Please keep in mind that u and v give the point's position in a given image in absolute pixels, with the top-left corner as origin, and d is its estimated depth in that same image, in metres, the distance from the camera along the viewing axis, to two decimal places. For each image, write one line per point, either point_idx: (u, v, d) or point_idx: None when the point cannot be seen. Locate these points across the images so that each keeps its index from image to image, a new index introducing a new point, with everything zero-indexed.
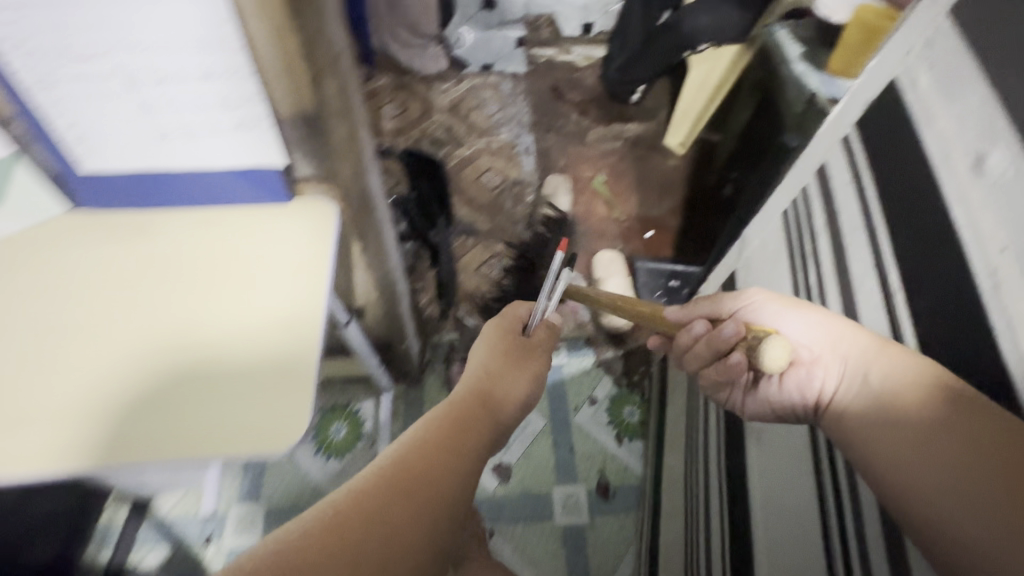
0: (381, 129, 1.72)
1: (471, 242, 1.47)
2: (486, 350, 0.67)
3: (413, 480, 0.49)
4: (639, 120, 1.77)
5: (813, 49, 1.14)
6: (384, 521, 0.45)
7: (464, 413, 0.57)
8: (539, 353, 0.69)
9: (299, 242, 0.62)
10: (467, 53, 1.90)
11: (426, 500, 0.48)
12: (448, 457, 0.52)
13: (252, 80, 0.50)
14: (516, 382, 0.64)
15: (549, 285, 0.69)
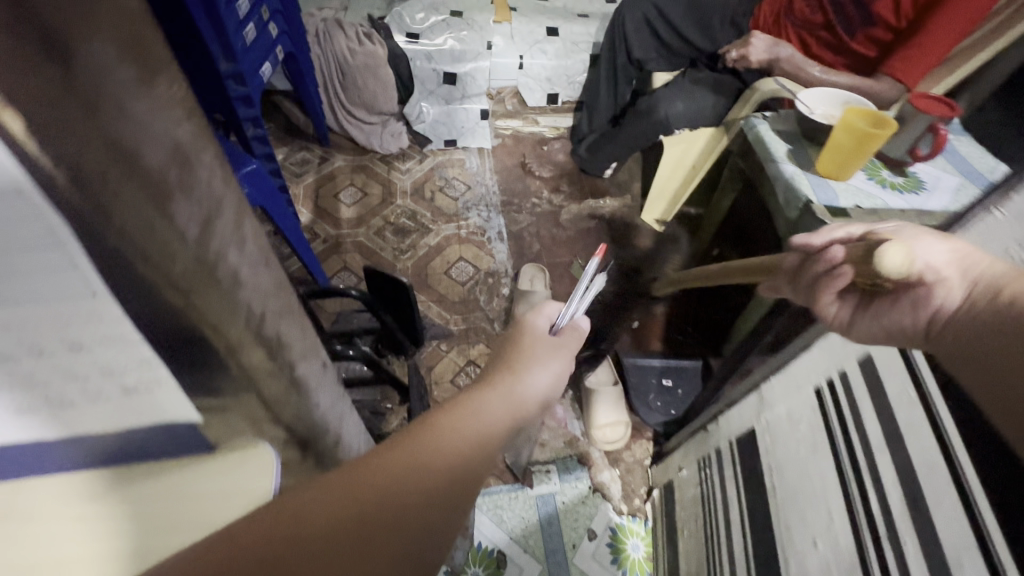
0: (340, 218, 1.58)
1: (444, 347, 1.34)
2: (513, 348, 0.65)
3: (412, 449, 0.42)
4: (614, 195, 1.70)
5: (799, 143, 1.07)
6: (369, 484, 0.38)
7: (480, 411, 0.50)
8: (563, 351, 0.66)
9: (215, 502, 0.45)
10: (429, 128, 1.80)
11: (422, 472, 0.41)
12: (457, 432, 0.46)
13: (144, 351, 0.35)
14: (539, 374, 0.61)
15: (579, 286, 0.74)
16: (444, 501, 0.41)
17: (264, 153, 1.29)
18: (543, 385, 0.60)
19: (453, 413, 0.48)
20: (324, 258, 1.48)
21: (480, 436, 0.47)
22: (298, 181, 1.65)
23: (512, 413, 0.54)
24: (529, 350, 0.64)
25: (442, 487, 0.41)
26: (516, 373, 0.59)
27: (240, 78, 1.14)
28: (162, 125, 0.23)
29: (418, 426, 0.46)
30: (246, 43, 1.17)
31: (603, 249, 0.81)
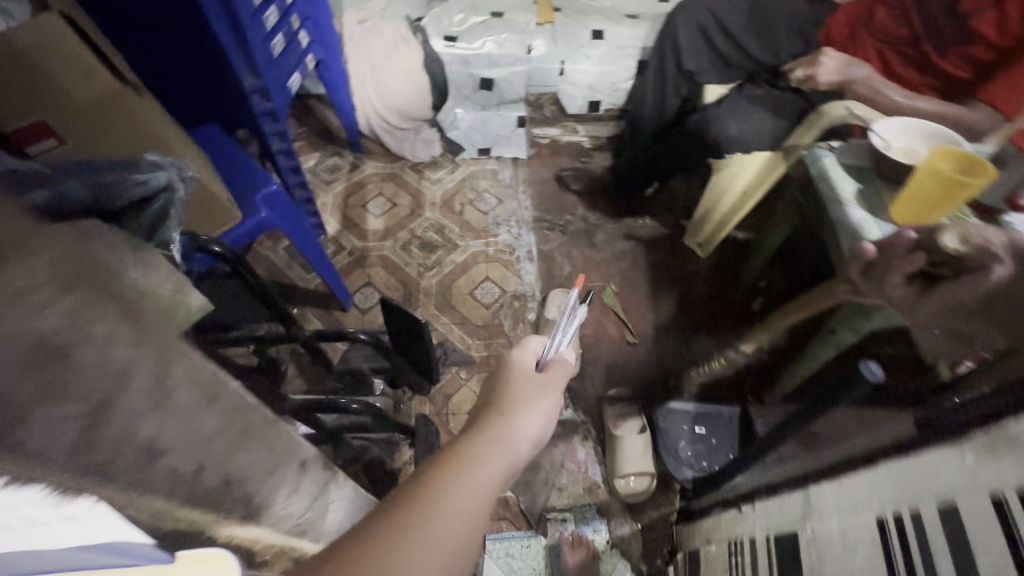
0: (366, 230, 1.54)
1: (463, 374, 1.28)
2: (502, 388, 0.64)
3: (397, 522, 0.43)
4: (653, 214, 1.60)
5: (870, 181, 0.93)
6: (356, 570, 0.39)
7: (478, 442, 0.54)
8: (551, 391, 0.65)
9: None
10: (463, 136, 1.74)
11: (416, 545, 0.42)
12: (446, 494, 0.47)
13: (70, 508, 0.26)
14: (529, 418, 0.60)
15: (565, 319, 0.70)
16: (439, 575, 0.42)
17: (290, 167, 1.26)
18: (534, 428, 0.60)
19: (440, 474, 0.49)
20: (347, 272, 1.45)
21: (471, 492, 0.48)
22: (328, 189, 1.62)
23: (504, 463, 0.53)
24: (517, 390, 0.63)
25: (433, 563, 0.42)
26: (505, 417, 0.59)
27: (264, 93, 1.11)
28: (14, 320, 0.19)
29: (402, 496, 0.46)
30: (274, 56, 1.13)
31: (580, 278, 0.72)
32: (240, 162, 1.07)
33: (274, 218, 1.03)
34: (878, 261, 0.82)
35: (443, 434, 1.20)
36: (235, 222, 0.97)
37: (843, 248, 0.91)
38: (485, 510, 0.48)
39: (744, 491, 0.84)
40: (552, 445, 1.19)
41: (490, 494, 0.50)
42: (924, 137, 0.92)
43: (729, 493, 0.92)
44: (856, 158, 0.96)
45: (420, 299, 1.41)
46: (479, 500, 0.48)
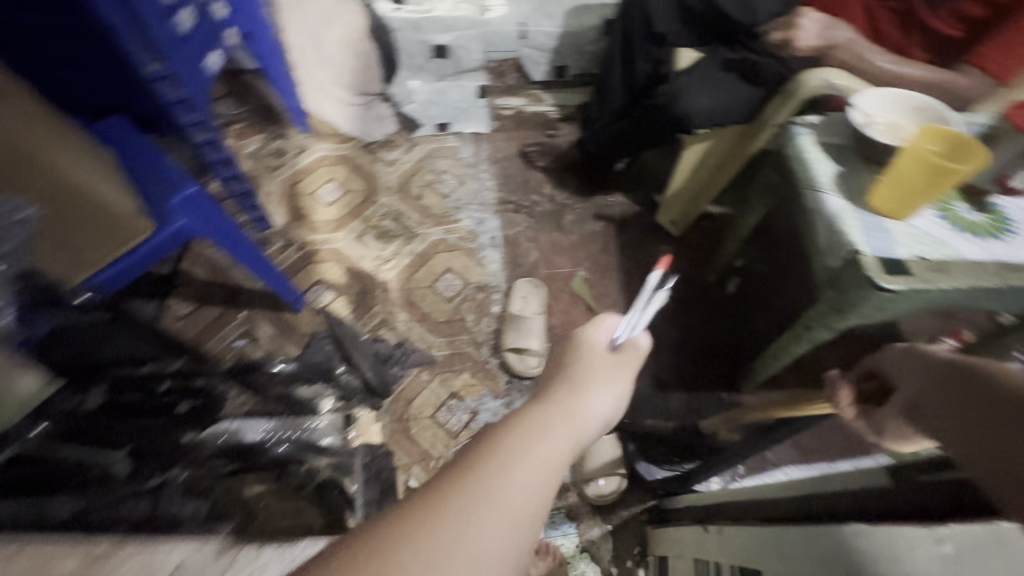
0: (317, 221, 1.43)
1: (425, 376, 1.21)
2: (570, 360, 0.58)
3: (454, 490, 0.39)
4: (625, 191, 1.51)
5: (850, 164, 0.85)
6: (420, 532, 0.36)
7: (550, 413, 0.49)
8: (622, 373, 0.58)
9: None
10: (419, 109, 1.61)
11: (480, 511, 0.38)
12: (510, 464, 0.41)
13: None
14: (599, 396, 0.54)
15: (646, 297, 0.62)
16: (503, 547, 0.37)
17: (218, 160, 1.14)
18: (605, 407, 0.54)
19: (503, 440, 0.43)
20: (297, 270, 1.34)
21: (536, 467, 0.42)
22: (272, 176, 1.48)
23: (572, 440, 0.48)
24: (590, 364, 0.57)
25: (492, 542, 0.37)
26: (574, 392, 0.53)
27: (174, 81, 0.97)
28: None
29: (461, 462, 0.41)
30: (180, 34, 0.98)
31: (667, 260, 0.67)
32: (146, 155, 0.94)
33: (195, 226, 0.92)
34: (853, 266, 0.75)
35: (404, 442, 1.13)
36: (146, 236, 0.86)
37: (819, 242, 0.82)
38: (553, 488, 0.43)
39: (713, 508, 0.80)
40: None
41: (559, 471, 0.44)
42: (907, 110, 0.85)
43: (703, 499, 0.89)
44: (831, 135, 0.88)
45: (377, 296, 1.32)
46: (545, 478, 0.42)
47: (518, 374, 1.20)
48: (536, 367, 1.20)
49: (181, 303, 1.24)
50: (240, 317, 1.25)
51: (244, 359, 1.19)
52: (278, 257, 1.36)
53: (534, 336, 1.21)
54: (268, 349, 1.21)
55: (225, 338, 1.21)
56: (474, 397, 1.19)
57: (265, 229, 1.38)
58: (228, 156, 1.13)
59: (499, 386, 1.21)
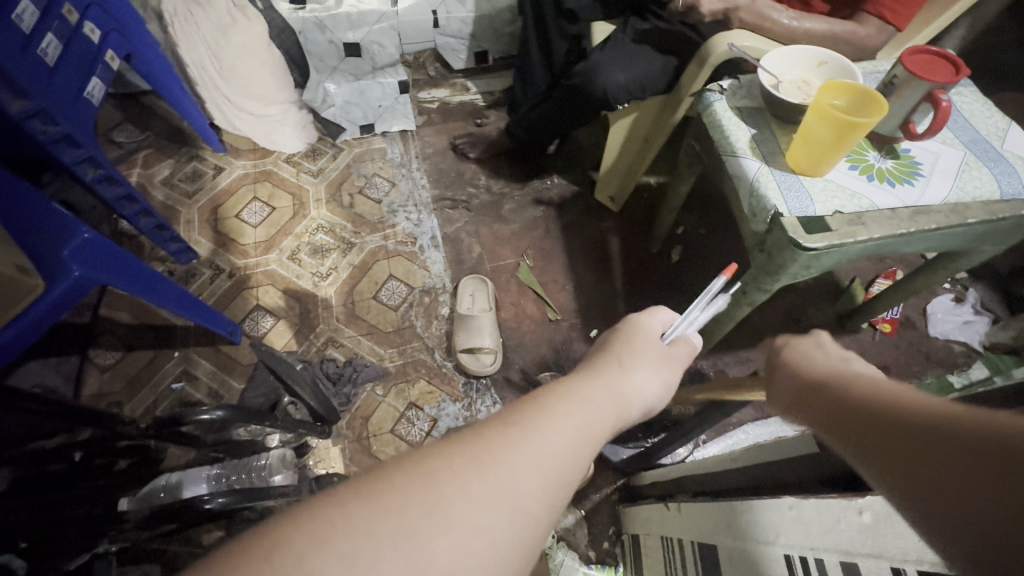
0: (245, 244, 1.35)
1: (379, 390, 1.17)
2: (619, 337, 0.55)
3: (500, 432, 0.37)
4: (560, 173, 1.51)
5: (764, 126, 0.85)
6: (465, 458, 0.34)
7: (600, 385, 0.46)
8: (674, 365, 0.54)
9: None
10: (340, 113, 1.53)
11: (522, 453, 0.36)
12: (554, 416, 0.39)
13: None
14: (648, 377, 0.50)
15: (710, 292, 0.59)
16: (535, 495, 0.35)
17: (118, 195, 1.06)
18: (652, 389, 0.50)
19: (549, 398, 0.41)
20: (230, 299, 1.27)
21: (579, 427, 0.40)
22: (190, 202, 1.39)
23: (615, 410, 0.45)
24: (643, 345, 0.54)
25: (534, 488, 0.35)
26: (620, 366, 0.49)
27: (45, 116, 0.87)
28: None
29: (509, 410, 0.39)
30: (49, 65, 0.89)
31: (730, 265, 0.62)
32: (30, 203, 0.87)
33: (93, 274, 0.85)
34: (776, 230, 0.76)
35: (366, 462, 1.10)
36: (38, 293, 0.78)
37: (744, 206, 0.82)
38: (594, 451, 0.40)
39: (673, 484, 0.81)
40: None
41: (600, 437, 0.41)
42: (811, 66, 0.86)
43: (665, 475, 0.90)
44: (740, 99, 0.89)
45: (320, 315, 1.26)
46: (586, 438, 0.40)
47: (474, 375, 1.18)
48: (490, 365, 1.18)
49: (106, 352, 1.15)
50: (175, 357, 1.18)
51: (184, 402, 1.12)
52: (208, 288, 1.28)
53: (485, 334, 1.19)
54: (210, 388, 1.14)
55: (160, 383, 1.14)
56: (432, 405, 1.17)
57: (190, 261, 1.30)
58: (128, 190, 1.06)
59: (457, 389, 1.19)
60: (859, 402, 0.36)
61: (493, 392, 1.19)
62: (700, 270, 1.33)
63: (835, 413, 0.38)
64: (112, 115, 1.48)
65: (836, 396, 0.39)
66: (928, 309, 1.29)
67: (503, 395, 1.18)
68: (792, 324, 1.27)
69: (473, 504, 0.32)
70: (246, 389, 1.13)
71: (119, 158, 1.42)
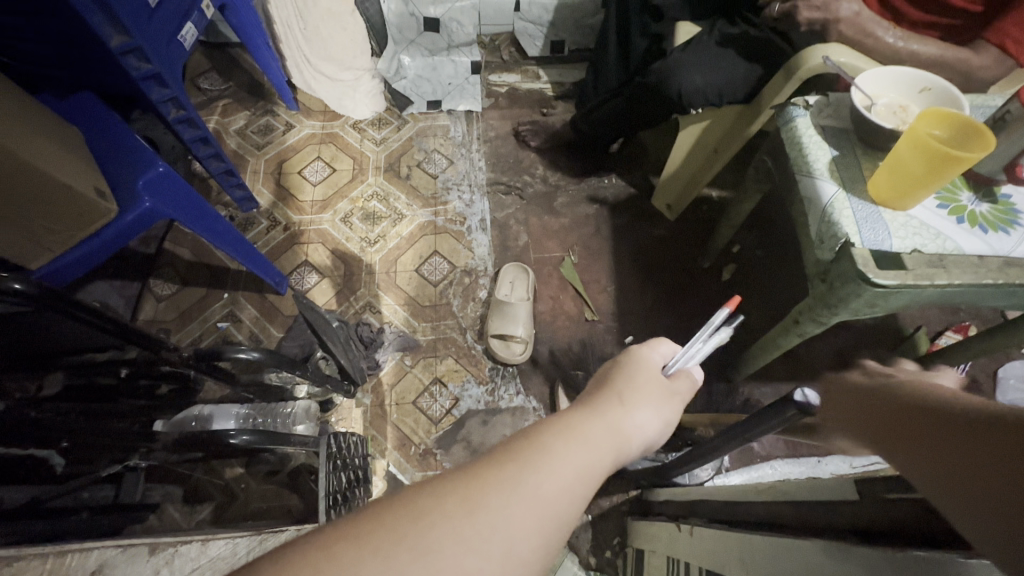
0: (303, 201, 1.39)
1: (407, 361, 1.19)
2: (620, 370, 0.53)
3: (495, 472, 0.36)
4: (620, 173, 1.48)
5: (848, 149, 0.80)
6: (455, 501, 0.34)
7: (599, 423, 0.44)
8: (673, 402, 0.52)
9: None
10: (410, 86, 1.55)
11: (516, 501, 0.35)
12: (550, 457, 0.39)
13: None
14: (647, 418, 0.48)
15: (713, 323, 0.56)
16: (530, 538, 0.34)
17: (196, 137, 1.12)
18: (650, 429, 0.48)
19: (546, 435, 0.40)
20: (281, 252, 1.32)
21: (577, 468, 0.39)
22: (259, 153, 1.45)
23: (613, 451, 0.43)
24: (642, 381, 0.51)
25: (525, 532, 0.34)
26: (620, 401, 0.48)
27: (140, 54, 0.91)
28: None
29: (503, 448, 0.39)
30: (152, 7, 0.93)
31: (737, 298, 0.58)
32: (115, 136, 0.92)
33: (163, 207, 0.89)
34: (842, 260, 0.71)
35: (383, 428, 1.12)
36: (110, 217, 0.84)
37: (812, 233, 0.78)
38: (592, 492, 0.39)
39: (690, 507, 0.78)
40: (502, 434, 1.12)
41: (600, 478, 0.41)
42: (912, 91, 0.80)
43: (680, 496, 0.87)
44: (826, 117, 0.83)
45: (362, 280, 1.29)
46: (584, 479, 0.39)
47: (501, 360, 1.18)
48: (520, 354, 1.17)
49: (164, 284, 1.22)
50: (224, 298, 1.23)
51: (226, 341, 1.18)
52: (263, 238, 1.33)
53: (519, 323, 1.18)
54: (252, 332, 1.20)
55: (208, 319, 1.20)
56: (456, 384, 1.18)
57: (251, 209, 1.36)
58: (204, 133, 1.11)
59: (483, 372, 1.19)
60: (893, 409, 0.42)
61: (517, 381, 1.18)
62: (751, 292, 1.27)
63: (871, 418, 0.44)
64: (202, 62, 1.56)
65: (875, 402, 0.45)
66: (1000, 373, 1.19)
67: (528, 386, 1.18)
68: (841, 365, 1.20)
69: (464, 549, 0.32)
70: (283, 339, 1.17)
71: (201, 104, 1.50)
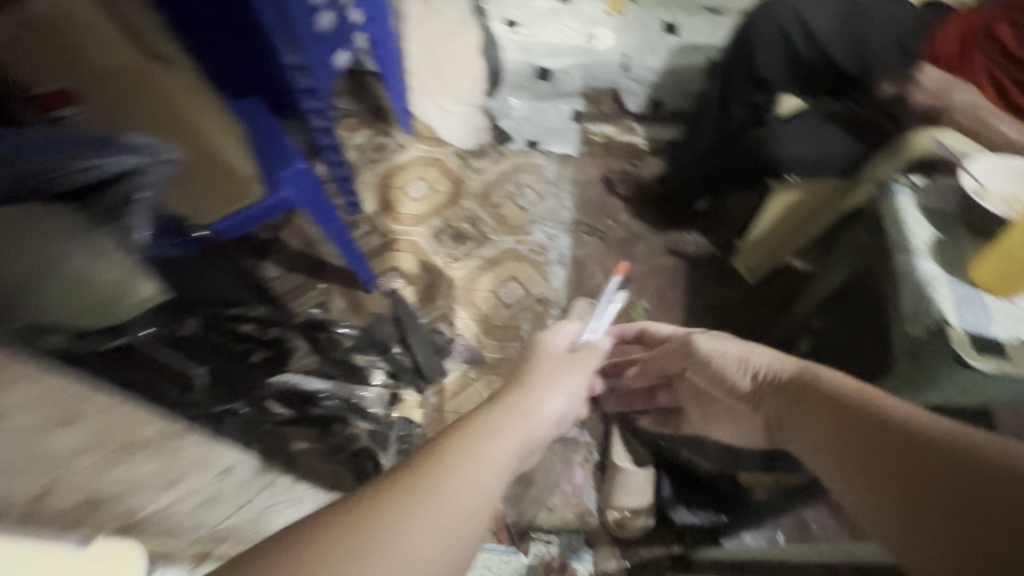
0: (402, 213, 1.53)
1: (472, 374, 1.25)
2: (528, 364, 0.64)
3: (416, 479, 0.44)
4: (703, 231, 1.50)
5: (953, 233, 0.80)
6: (383, 508, 0.41)
7: (505, 414, 0.54)
8: (574, 382, 0.63)
9: None
10: (514, 125, 1.70)
11: (437, 498, 0.43)
12: (463, 456, 0.47)
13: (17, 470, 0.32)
14: (553, 397, 0.59)
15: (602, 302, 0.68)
16: (456, 524, 0.42)
17: (328, 143, 1.28)
18: (558, 408, 0.59)
19: (458, 438, 0.49)
20: (376, 255, 1.44)
21: (490, 458, 0.48)
22: (371, 167, 1.61)
23: (523, 432, 0.52)
24: (545, 368, 0.63)
25: (451, 518, 0.42)
26: (526, 393, 0.58)
27: (307, 71, 1.09)
28: None
29: (421, 456, 0.47)
30: (318, 33, 1.10)
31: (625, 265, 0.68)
32: (271, 135, 1.08)
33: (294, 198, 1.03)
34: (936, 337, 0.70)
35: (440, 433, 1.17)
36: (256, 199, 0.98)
37: (906, 310, 0.76)
38: (506, 475, 0.48)
39: None
40: (552, 461, 1.13)
41: (512, 459, 0.49)
42: None
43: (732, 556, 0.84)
44: (937, 199, 0.83)
45: (443, 291, 1.38)
46: (499, 468, 0.48)
47: None
48: None
49: (273, 267, 1.37)
50: (319, 288, 1.36)
51: None
52: (362, 240, 1.47)
53: None
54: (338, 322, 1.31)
55: (303, 304, 1.33)
56: None
57: (356, 214, 1.49)
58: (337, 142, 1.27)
59: None
60: (820, 400, 0.57)
61: None
62: None
63: (803, 406, 0.59)
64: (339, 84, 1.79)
65: (806, 383, 0.60)
66: None
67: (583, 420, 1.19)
68: None
69: (399, 546, 0.39)
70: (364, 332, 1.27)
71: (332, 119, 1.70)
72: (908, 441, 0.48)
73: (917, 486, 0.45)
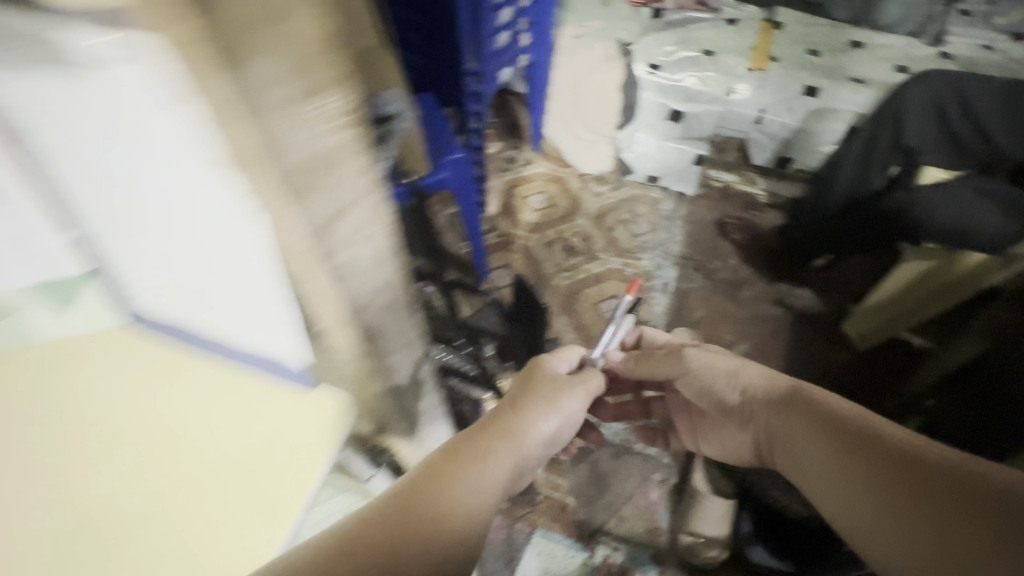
0: (521, 219, 1.66)
1: None
2: (520, 387, 0.70)
3: (421, 502, 0.50)
4: (815, 290, 1.49)
5: None
6: (399, 527, 0.48)
7: (493, 437, 0.60)
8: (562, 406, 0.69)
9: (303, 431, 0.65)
10: (636, 159, 1.76)
11: (440, 519, 0.50)
12: (460, 480, 0.53)
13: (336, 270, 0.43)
14: (543, 421, 0.66)
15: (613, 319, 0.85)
16: (458, 539, 0.50)
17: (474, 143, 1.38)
18: (547, 431, 0.66)
19: (455, 464, 0.55)
20: (492, 251, 1.57)
21: (485, 480, 0.55)
22: (500, 174, 1.76)
23: (512, 458, 0.60)
24: (535, 393, 0.69)
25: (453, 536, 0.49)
26: (516, 414, 0.65)
27: (479, 78, 1.24)
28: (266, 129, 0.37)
29: (422, 480, 0.53)
30: (496, 48, 1.29)
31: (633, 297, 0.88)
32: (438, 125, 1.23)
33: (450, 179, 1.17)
34: None
35: None
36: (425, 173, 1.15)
37: None
38: (497, 492, 0.55)
39: None
40: (629, 474, 1.16)
41: (502, 477, 0.57)
42: None
43: None
44: None
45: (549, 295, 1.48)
46: (490, 489, 0.55)
47: None
48: None
49: None
50: None
51: None
52: None
53: None
54: None
55: None
56: None
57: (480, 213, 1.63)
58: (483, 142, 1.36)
59: None
60: (827, 423, 0.58)
61: None
62: None
63: (815, 429, 0.59)
64: None
65: (799, 400, 0.62)
66: None
67: None
68: None
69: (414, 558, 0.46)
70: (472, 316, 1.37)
71: None
72: (922, 474, 0.49)
73: (926, 512, 0.47)
